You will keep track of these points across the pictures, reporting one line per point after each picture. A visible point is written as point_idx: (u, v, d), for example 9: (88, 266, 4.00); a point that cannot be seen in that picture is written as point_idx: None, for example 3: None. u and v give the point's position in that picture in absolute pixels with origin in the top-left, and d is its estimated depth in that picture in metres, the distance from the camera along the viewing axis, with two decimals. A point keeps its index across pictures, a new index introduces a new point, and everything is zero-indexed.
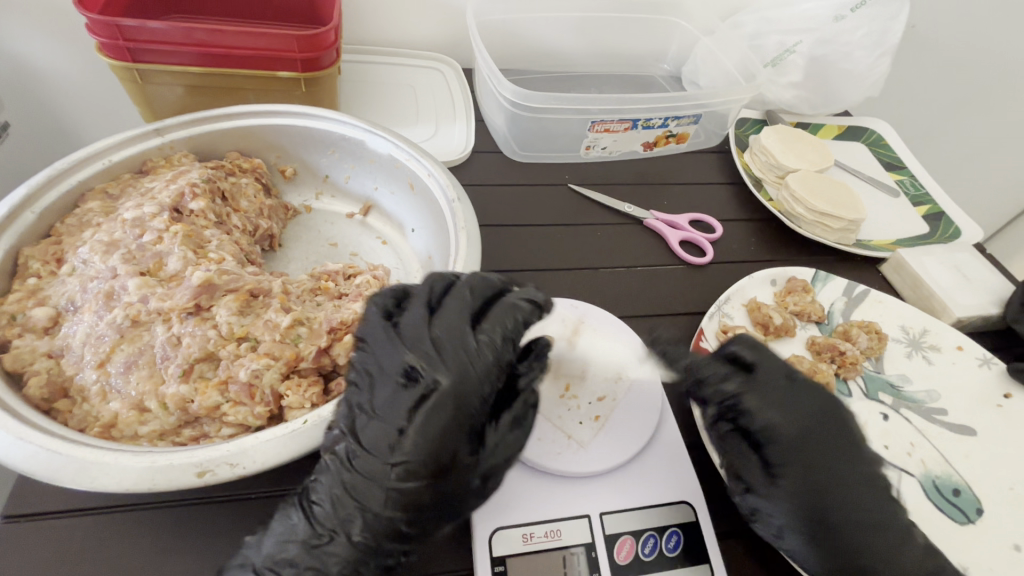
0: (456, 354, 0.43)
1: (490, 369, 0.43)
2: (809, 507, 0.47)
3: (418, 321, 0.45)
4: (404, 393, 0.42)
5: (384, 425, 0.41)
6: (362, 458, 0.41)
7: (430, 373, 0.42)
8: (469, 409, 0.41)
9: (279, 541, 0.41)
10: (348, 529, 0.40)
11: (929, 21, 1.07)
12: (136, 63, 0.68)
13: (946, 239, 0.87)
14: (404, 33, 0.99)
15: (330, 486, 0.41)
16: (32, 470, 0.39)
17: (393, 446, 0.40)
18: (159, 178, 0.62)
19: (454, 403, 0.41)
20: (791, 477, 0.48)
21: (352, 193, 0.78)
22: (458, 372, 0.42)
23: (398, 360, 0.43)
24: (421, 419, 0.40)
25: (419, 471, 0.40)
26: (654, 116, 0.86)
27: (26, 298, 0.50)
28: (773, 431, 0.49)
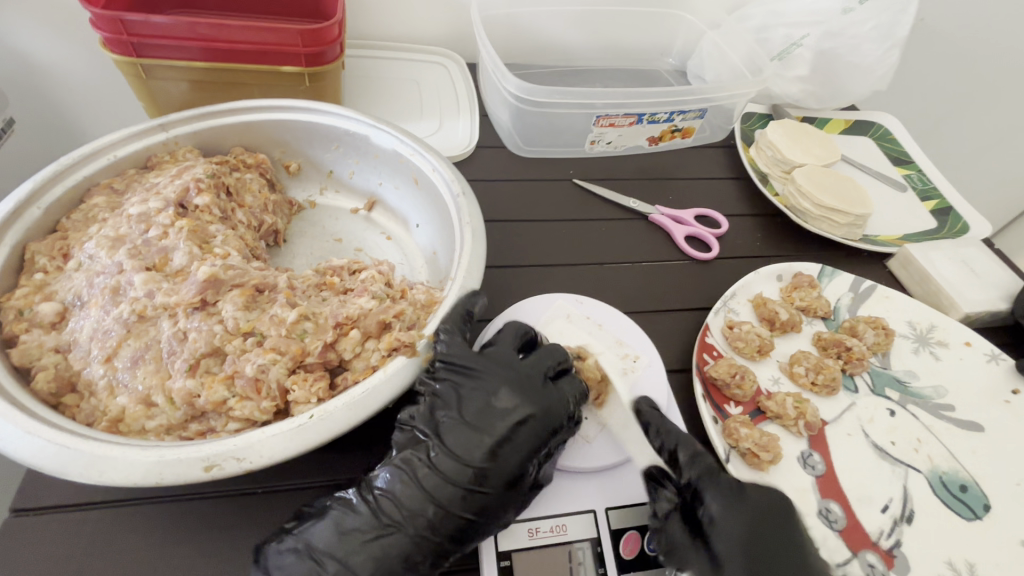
0: (541, 389, 0.49)
1: (567, 407, 0.50)
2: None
3: (512, 356, 0.52)
4: (495, 411, 0.47)
5: (469, 434, 0.45)
6: (444, 463, 0.44)
7: (517, 400, 0.48)
8: (552, 434, 0.48)
9: (337, 531, 0.43)
10: (415, 521, 0.43)
11: (938, 13, 1.06)
12: (140, 58, 0.68)
13: (954, 234, 0.86)
14: (406, 27, 0.98)
15: (400, 479, 0.44)
16: (40, 464, 0.39)
17: (478, 452, 0.45)
18: (164, 173, 0.62)
19: (541, 428, 0.47)
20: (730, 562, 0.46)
21: (357, 189, 0.78)
22: (543, 406, 0.48)
23: (488, 382, 0.48)
24: (507, 436, 0.46)
25: (495, 480, 0.45)
26: (659, 110, 0.85)
27: (33, 294, 0.50)
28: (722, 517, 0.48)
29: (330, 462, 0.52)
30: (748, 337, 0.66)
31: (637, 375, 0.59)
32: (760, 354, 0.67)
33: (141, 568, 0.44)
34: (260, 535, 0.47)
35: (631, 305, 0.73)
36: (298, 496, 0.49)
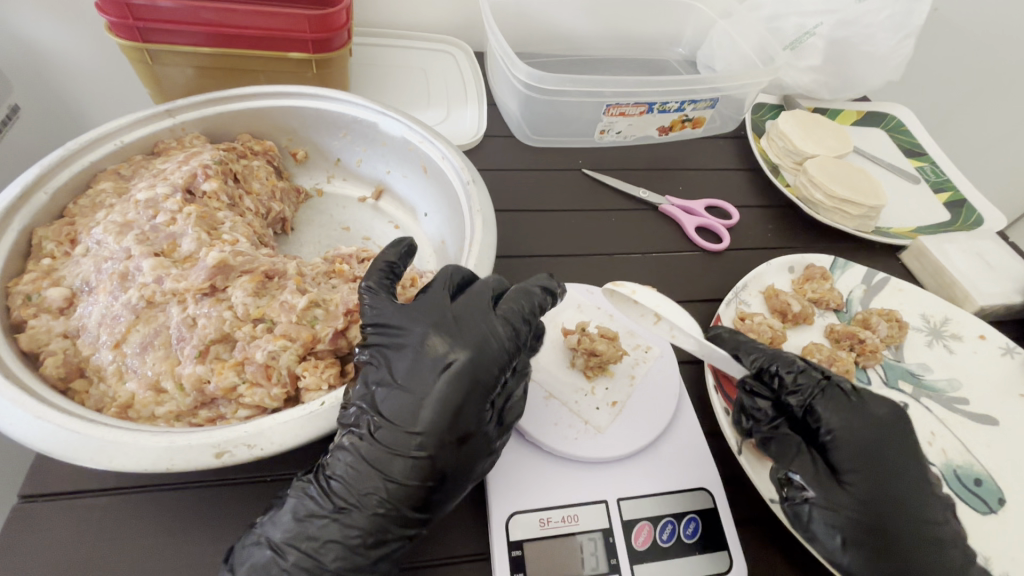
0: (474, 330, 0.45)
1: (505, 347, 0.45)
2: (868, 515, 0.45)
3: (437, 298, 0.47)
4: (424, 363, 0.43)
5: (403, 396, 0.42)
6: (384, 430, 0.41)
7: (449, 345, 0.43)
8: (486, 378, 0.43)
9: (298, 518, 0.40)
10: (369, 500, 0.40)
11: (954, 2, 1.04)
12: (145, 43, 0.67)
13: (968, 227, 0.85)
14: (413, 14, 0.97)
15: (348, 460, 0.41)
16: (50, 449, 0.39)
17: (415, 414, 0.41)
18: (171, 159, 0.62)
19: (473, 372, 0.42)
20: (861, 484, 0.46)
21: (364, 177, 0.78)
22: (476, 345, 0.43)
23: (415, 332, 0.44)
24: (441, 390, 0.41)
25: (439, 441, 0.41)
26: (670, 99, 0.84)
27: (41, 279, 0.50)
28: (843, 434, 0.48)
29: None
30: (760, 328, 0.65)
31: (648, 365, 0.59)
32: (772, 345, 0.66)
33: (150, 554, 0.44)
34: None
35: None
36: None
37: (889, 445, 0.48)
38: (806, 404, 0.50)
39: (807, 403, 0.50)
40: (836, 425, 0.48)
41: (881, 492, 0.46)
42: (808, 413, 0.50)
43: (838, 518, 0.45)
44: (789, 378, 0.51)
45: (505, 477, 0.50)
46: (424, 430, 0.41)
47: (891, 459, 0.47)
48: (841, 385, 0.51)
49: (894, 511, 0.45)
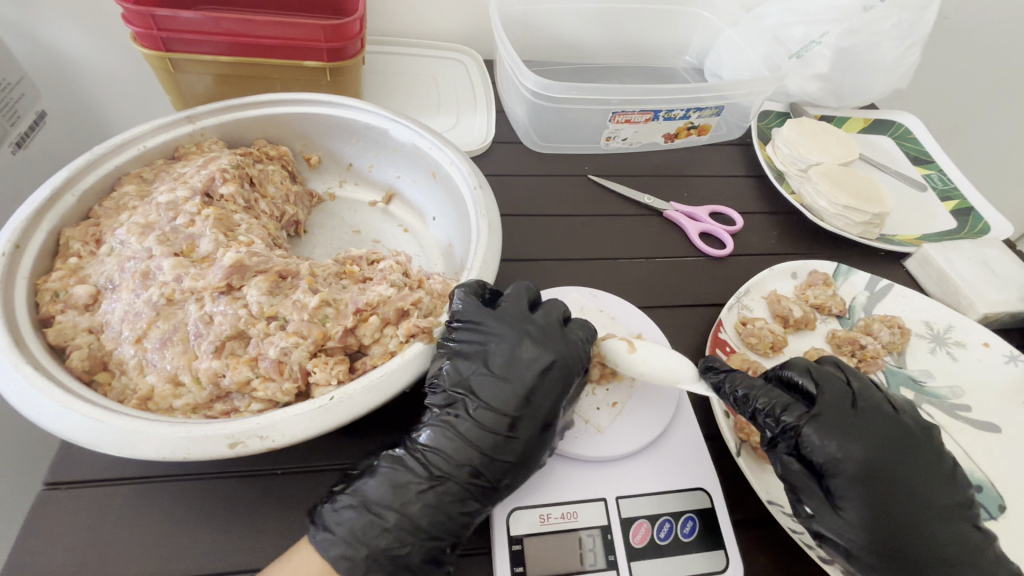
0: (558, 338, 0.51)
1: (582, 354, 0.52)
2: (878, 540, 0.46)
3: (519, 308, 0.53)
4: (520, 359, 0.49)
5: (500, 385, 0.48)
6: (480, 411, 0.47)
7: (541, 347, 0.50)
8: (570, 377, 0.50)
9: (393, 484, 0.45)
10: (461, 471, 0.46)
11: (962, 10, 1.04)
12: (168, 52, 0.70)
13: (974, 235, 0.85)
14: (424, 23, 0.99)
15: (441, 434, 0.47)
16: (76, 437, 0.41)
17: (510, 399, 0.47)
18: (191, 163, 0.64)
19: (561, 371, 0.49)
20: (858, 511, 0.46)
21: (375, 181, 0.80)
22: (562, 349, 0.50)
23: (510, 335, 0.50)
24: (537, 382, 0.48)
25: (530, 423, 0.47)
26: (675, 107, 0.85)
27: (69, 277, 0.53)
28: (836, 462, 0.48)
29: (347, 446, 0.53)
30: (762, 333, 0.66)
31: None
32: (773, 350, 0.67)
33: (166, 540, 0.46)
34: (281, 512, 0.48)
35: (643, 300, 0.74)
36: (317, 477, 0.51)
37: (885, 467, 0.48)
38: (796, 433, 0.49)
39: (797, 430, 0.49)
40: (831, 452, 0.48)
41: (879, 517, 0.46)
42: (799, 441, 0.49)
43: (840, 542, 0.47)
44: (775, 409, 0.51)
45: None
46: (519, 413, 0.47)
47: (888, 479, 0.47)
48: (834, 403, 0.50)
49: (892, 529, 0.46)
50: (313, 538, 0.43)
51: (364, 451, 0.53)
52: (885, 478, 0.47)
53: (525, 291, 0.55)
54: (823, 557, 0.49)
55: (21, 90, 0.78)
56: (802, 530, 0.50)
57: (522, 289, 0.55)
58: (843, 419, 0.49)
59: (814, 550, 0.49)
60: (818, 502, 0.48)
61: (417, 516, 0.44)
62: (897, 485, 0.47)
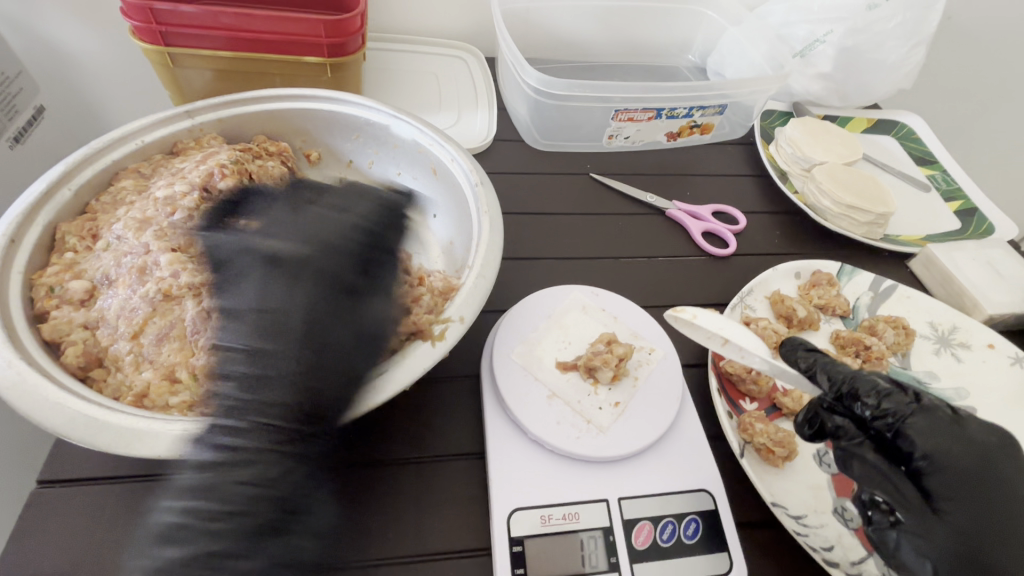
0: (283, 278, 0.46)
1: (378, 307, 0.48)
2: (968, 549, 0.41)
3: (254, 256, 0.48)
4: (242, 310, 0.45)
5: (261, 343, 0.43)
6: (264, 375, 0.42)
7: (263, 294, 0.45)
8: (289, 321, 0.44)
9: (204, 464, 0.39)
10: (292, 438, 0.41)
11: (966, 10, 1.04)
12: (168, 47, 0.69)
13: (979, 236, 0.85)
14: (427, 20, 0.99)
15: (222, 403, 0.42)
16: (71, 434, 0.41)
17: (263, 358, 0.42)
18: (189, 159, 0.64)
19: (285, 316, 0.44)
20: (960, 516, 0.43)
21: (375, 179, 0.79)
22: (278, 293, 0.45)
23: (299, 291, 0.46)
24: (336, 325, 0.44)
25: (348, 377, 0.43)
26: (679, 105, 0.85)
27: (64, 272, 0.52)
28: (935, 461, 0.44)
29: None
30: (765, 333, 0.65)
31: (651, 366, 0.59)
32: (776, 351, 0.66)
33: None
34: None
35: (646, 300, 0.73)
36: None
37: (986, 478, 0.44)
38: (896, 426, 0.46)
39: (895, 424, 0.46)
40: (933, 449, 0.45)
41: (982, 528, 0.42)
42: (896, 436, 0.46)
43: (934, 551, 0.41)
44: (875, 400, 0.46)
45: (506, 475, 0.50)
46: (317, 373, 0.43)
47: (990, 488, 0.44)
48: (936, 405, 0.47)
49: (989, 545, 0.42)
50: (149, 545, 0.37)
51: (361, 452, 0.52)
52: (981, 488, 0.44)
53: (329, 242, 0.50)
54: (828, 561, 0.48)
55: (19, 84, 0.77)
56: (805, 533, 0.50)
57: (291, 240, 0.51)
58: (942, 423, 0.46)
59: (818, 553, 0.49)
60: (906, 505, 0.43)
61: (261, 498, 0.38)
62: (990, 498, 0.44)
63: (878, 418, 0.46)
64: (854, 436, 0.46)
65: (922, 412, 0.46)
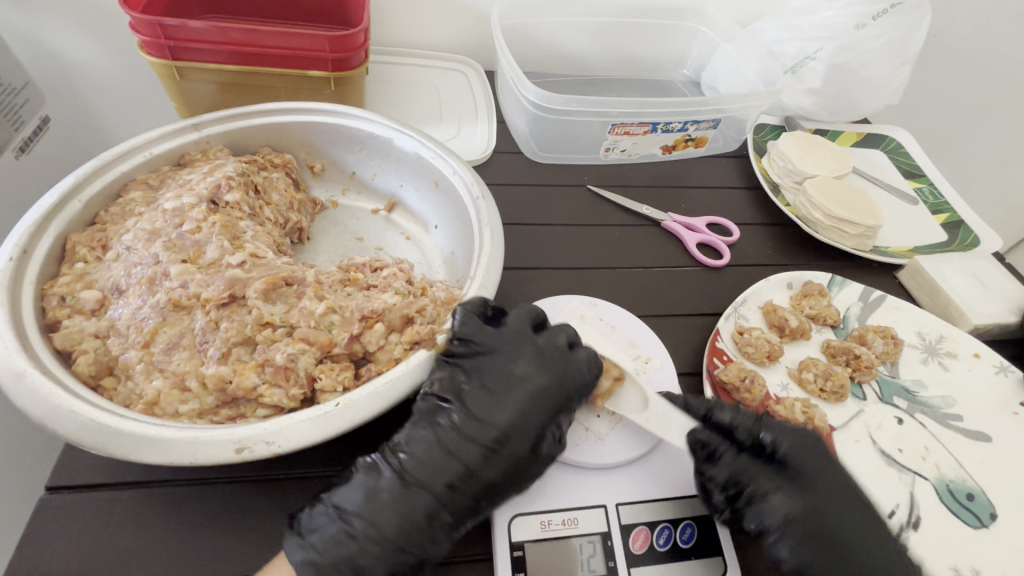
0: (555, 361, 0.52)
1: (581, 380, 0.52)
2: (811, 523, 0.50)
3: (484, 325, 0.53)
4: (508, 379, 0.50)
5: (492, 401, 0.50)
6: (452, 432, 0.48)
7: (534, 368, 0.51)
8: (552, 399, 0.51)
9: (365, 491, 0.45)
10: (439, 486, 0.46)
11: (951, 27, 1.07)
12: (175, 61, 0.71)
13: (964, 247, 0.87)
14: (427, 34, 1.01)
15: (427, 442, 0.48)
16: (83, 441, 0.42)
17: (495, 417, 0.49)
18: (197, 171, 0.65)
19: (553, 392, 0.50)
20: (803, 498, 0.51)
21: (377, 190, 0.81)
22: (520, 391, 0.50)
23: (505, 351, 0.52)
24: (521, 399, 0.50)
25: (509, 440, 0.48)
26: (673, 119, 0.87)
27: (75, 282, 0.53)
28: (784, 453, 0.53)
29: (348, 453, 0.53)
30: (759, 343, 0.67)
31: (648, 376, 0.61)
32: (770, 360, 0.67)
33: (167, 547, 0.46)
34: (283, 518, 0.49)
35: (641, 309, 0.75)
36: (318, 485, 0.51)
37: (821, 469, 0.53)
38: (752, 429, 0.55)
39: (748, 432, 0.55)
40: (781, 445, 0.54)
41: (821, 515, 0.50)
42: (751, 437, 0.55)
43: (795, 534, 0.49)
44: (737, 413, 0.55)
45: None
46: (504, 427, 0.48)
47: (824, 477, 0.52)
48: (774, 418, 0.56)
49: (829, 525, 0.50)
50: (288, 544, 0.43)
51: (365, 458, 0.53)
52: (817, 476, 0.52)
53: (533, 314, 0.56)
54: None
55: (26, 95, 0.79)
56: None
57: (532, 312, 0.56)
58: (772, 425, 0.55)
59: None
60: (761, 496, 0.51)
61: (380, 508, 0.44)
62: (823, 485, 0.52)
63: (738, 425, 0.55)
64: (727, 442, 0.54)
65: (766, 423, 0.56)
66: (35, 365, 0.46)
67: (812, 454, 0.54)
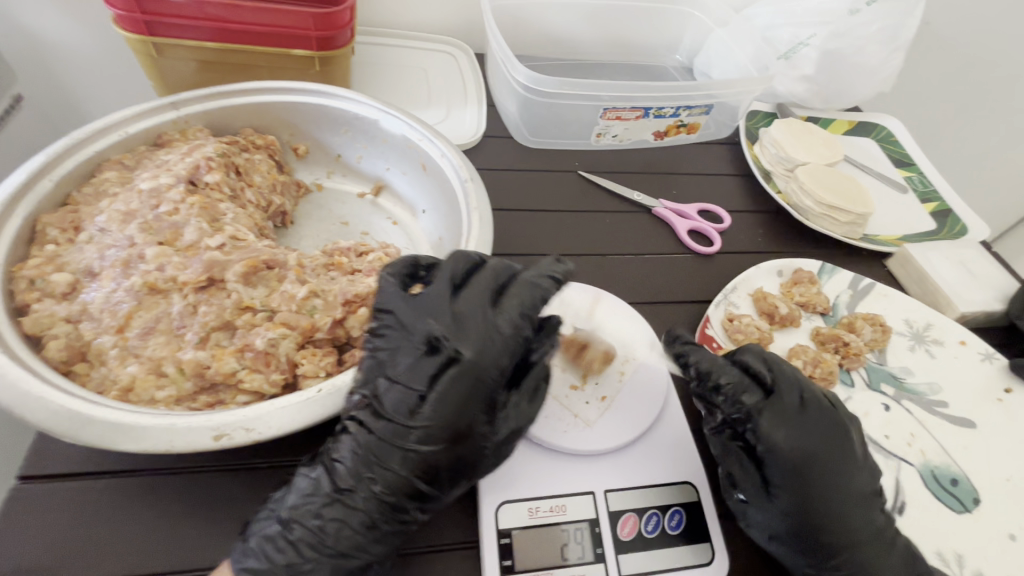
0: (476, 324, 0.45)
1: (511, 341, 0.45)
2: (801, 519, 0.48)
3: (440, 289, 0.47)
4: (422, 359, 0.44)
5: (406, 392, 0.44)
6: (386, 422, 0.43)
7: (450, 343, 0.44)
8: (488, 377, 0.44)
9: (303, 496, 0.43)
10: (371, 485, 0.43)
11: (943, 16, 1.07)
12: (152, 36, 0.68)
13: (953, 236, 0.87)
14: (416, 14, 0.98)
15: (353, 446, 0.44)
16: (53, 428, 0.40)
17: (415, 409, 0.43)
18: (174, 151, 0.63)
19: (473, 371, 0.43)
20: (789, 495, 0.48)
21: (363, 173, 0.79)
22: (479, 344, 0.44)
23: (418, 330, 0.45)
24: (438, 386, 0.43)
25: (434, 434, 0.43)
26: (666, 104, 0.86)
27: (45, 264, 0.51)
28: (776, 451, 0.49)
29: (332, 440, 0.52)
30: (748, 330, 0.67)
31: (637, 362, 0.60)
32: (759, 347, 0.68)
33: (142, 538, 0.45)
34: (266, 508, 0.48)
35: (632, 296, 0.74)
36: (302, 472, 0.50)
37: (832, 470, 0.49)
38: (750, 422, 0.50)
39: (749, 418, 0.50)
40: (773, 440, 0.49)
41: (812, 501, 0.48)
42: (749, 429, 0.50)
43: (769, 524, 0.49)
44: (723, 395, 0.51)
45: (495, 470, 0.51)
46: (428, 424, 0.43)
47: (820, 471, 0.48)
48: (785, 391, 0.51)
49: (819, 523, 0.48)
50: (234, 550, 0.42)
51: None
52: (816, 470, 0.48)
53: (460, 264, 0.49)
54: (805, 551, 0.50)
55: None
56: None
57: (460, 260, 0.49)
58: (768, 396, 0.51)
59: (796, 544, 0.50)
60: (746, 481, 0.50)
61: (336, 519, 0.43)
62: (823, 482, 0.48)
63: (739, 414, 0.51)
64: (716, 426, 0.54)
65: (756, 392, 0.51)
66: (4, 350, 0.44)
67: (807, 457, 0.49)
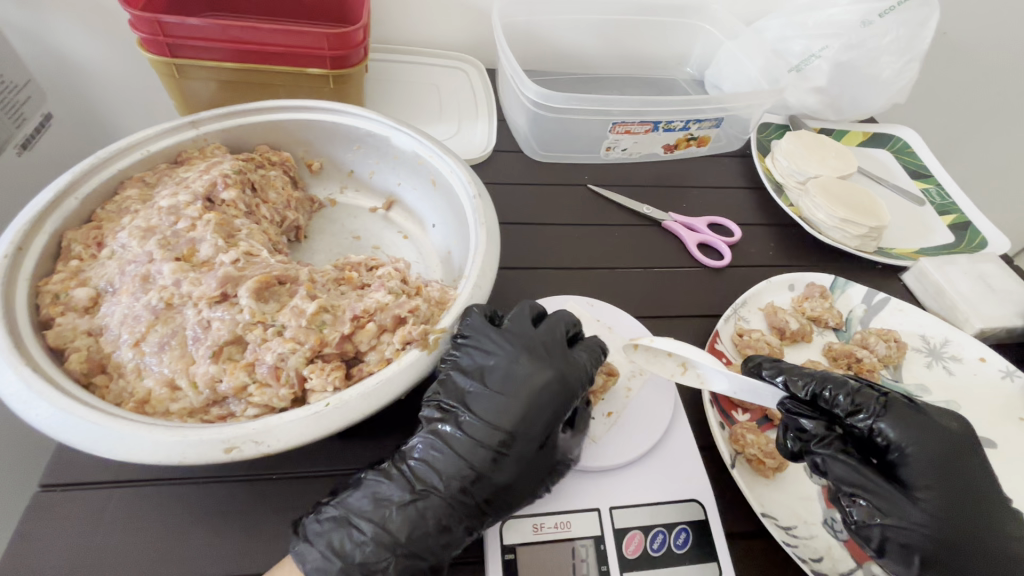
0: (559, 356, 0.52)
1: (587, 371, 0.53)
2: (945, 533, 0.45)
3: (525, 325, 0.54)
4: (516, 374, 0.50)
5: (498, 400, 0.49)
6: (475, 427, 0.48)
7: (540, 366, 0.50)
8: (569, 397, 0.50)
9: (375, 499, 0.46)
10: (450, 486, 0.46)
11: (961, 26, 1.05)
12: (174, 58, 0.71)
13: (971, 250, 0.86)
14: (429, 32, 1.00)
15: (429, 448, 0.48)
16: (73, 439, 0.42)
17: (505, 414, 0.48)
18: (193, 168, 0.65)
19: (559, 391, 0.50)
20: (934, 501, 0.46)
21: (376, 188, 0.81)
22: (563, 370, 0.51)
23: (507, 353, 0.51)
24: (530, 397, 0.49)
25: (520, 440, 0.48)
26: (675, 118, 0.86)
27: (69, 280, 0.53)
28: (908, 449, 0.48)
29: (340, 453, 0.53)
30: (758, 345, 0.67)
31: (644, 377, 0.60)
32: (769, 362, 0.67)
33: (155, 546, 0.46)
34: (273, 519, 0.49)
35: (640, 310, 0.74)
36: (310, 483, 0.51)
37: (975, 477, 0.47)
38: (870, 421, 0.50)
39: (873, 422, 0.50)
40: (903, 442, 0.48)
41: (958, 502, 0.46)
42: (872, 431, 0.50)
43: (913, 533, 0.45)
44: (845, 398, 0.51)
45: None
46: (515, 430, 0.48)
47: (959, 475, 0.47)
48: (899, 397, 0.51)
49: (965, 543, 0.45)
50: (295, 548, 0.44)
51: (356, 458, 0.53)
52: (955, 474, 0.47)
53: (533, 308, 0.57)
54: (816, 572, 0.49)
55: (27, 92, 0.79)
56: (794, 545, 0.51)
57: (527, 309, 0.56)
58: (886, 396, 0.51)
59: (807, 564, 0.49)
60: (890, 498, 0.46)
61: (410, 519, 0.45)
62: (968, 488, 0.47)
63: (851, 413, 0.51)
64: (823, 438, 0.50)
65: (868, 391, 0.51)
66: (27, 361, 0.46)
67: (949, 462, 0.47)
